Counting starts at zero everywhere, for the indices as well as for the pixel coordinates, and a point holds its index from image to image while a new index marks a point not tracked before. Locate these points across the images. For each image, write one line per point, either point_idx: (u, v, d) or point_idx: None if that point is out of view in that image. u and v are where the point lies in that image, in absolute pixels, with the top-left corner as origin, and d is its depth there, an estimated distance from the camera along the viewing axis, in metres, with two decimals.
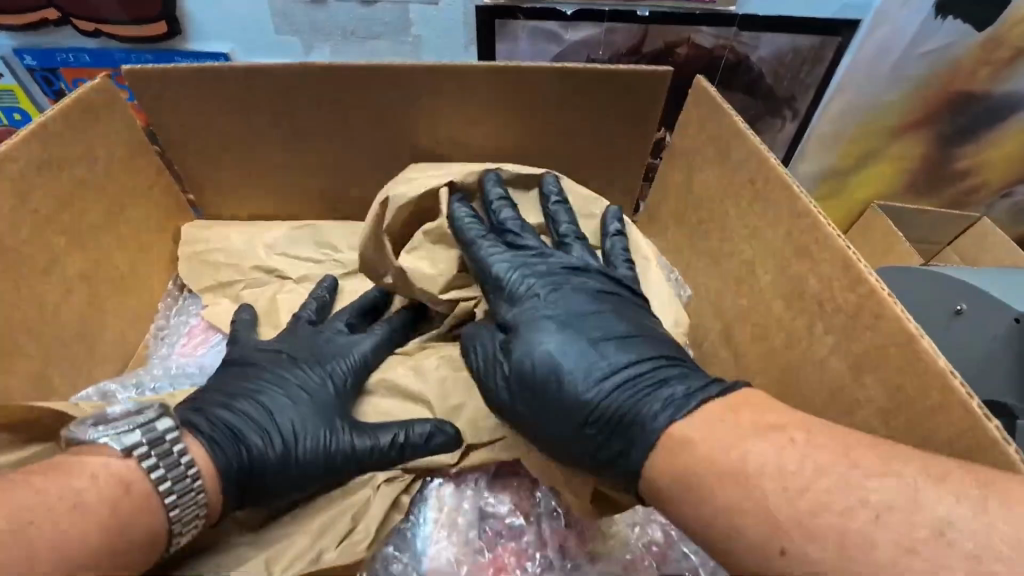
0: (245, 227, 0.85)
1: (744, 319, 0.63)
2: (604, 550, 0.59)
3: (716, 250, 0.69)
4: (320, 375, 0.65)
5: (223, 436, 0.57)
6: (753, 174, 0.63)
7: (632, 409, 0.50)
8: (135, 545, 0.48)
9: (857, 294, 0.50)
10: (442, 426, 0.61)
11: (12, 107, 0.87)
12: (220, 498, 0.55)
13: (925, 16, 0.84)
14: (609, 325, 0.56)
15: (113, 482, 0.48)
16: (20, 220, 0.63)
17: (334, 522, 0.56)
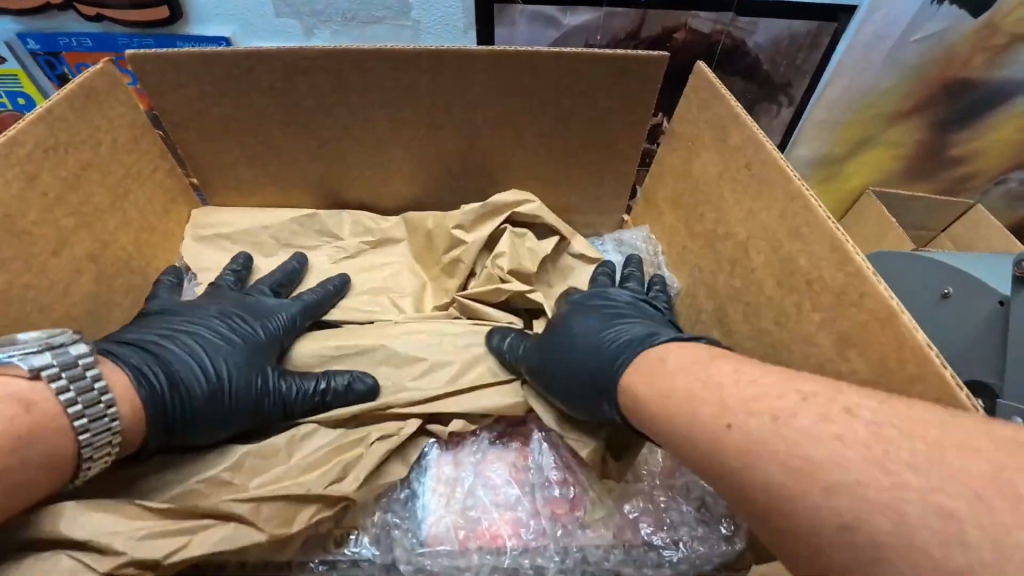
0: (251, 212, 0.88)
1: (738, 299, 0.64)
2: (596, 519, 0.61)
3: (713, 231, 0.70)
4: (247, 326, 0.67)
5: (151, 368, 0.57)
6: (751, 158, 0.64)
7: (617, 354, 0.58)
8: (33, 466, 0.45)
9: (845, 273, 0.51)
10: (366, 381, 0.65)
11: (16, 92, 0.88)
12: (143, 427, 0.54)
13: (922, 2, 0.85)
14: (623, 309, 0.65)
15: (12, 402, 0.45)
16: (30, 202, 0.64)
17: (325, 467, 0.58)
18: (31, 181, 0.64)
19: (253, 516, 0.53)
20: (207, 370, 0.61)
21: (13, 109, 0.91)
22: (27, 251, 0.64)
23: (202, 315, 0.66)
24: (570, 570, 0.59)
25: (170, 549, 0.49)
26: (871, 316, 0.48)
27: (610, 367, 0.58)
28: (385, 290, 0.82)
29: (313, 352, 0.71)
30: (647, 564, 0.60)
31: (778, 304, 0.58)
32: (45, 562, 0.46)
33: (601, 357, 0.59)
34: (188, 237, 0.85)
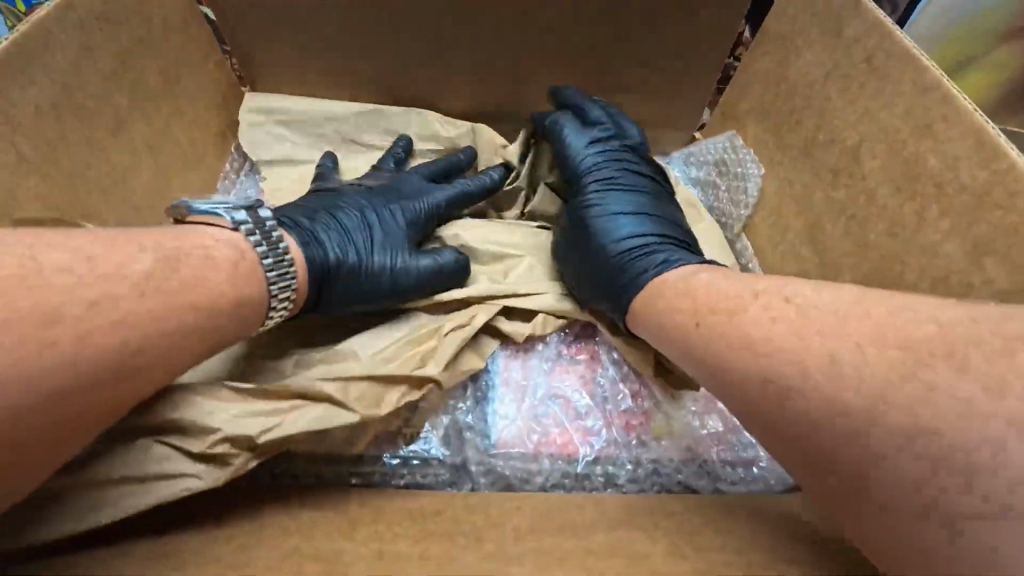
0: (307, 99, 0.82)
1: (839, 213, 0.59)
2: (668, 431, 0.60)
3: (812, 137, 0.63)
4: (394, 207, 0.65)
5: (312, 237, 0.58)
6: (873, 50, 0.57)
7: (632, 265, 0.59)
8: (243, 304, 0.50)
9: (991, 171, 0.45)
10: (462, 257, 0.63)
11: None
12: (303, 298, 0.56)
13: None
14: (647, 209, 0.64)
15: (229, 250, 0.50)
16: (89, 77, 0.60)
17: (402, 355, 0.57)
18: (85, 53, 0.59)
19: (343, 397, 0.52)
20: (355, 246, 0.60)
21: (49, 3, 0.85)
22: (89, 132, 0.61)
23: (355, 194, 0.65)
24: (641, 480, 0.58)
25: (265, 427, 0.49)
26: (1021, 217, 0.43)
27: (611, 260, 0.60)
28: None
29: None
30: (717, 479, 0.59)
31: (895, 213, 0.52)
32: (138, 448, 0.46)
33: (614, 262, 0.60)
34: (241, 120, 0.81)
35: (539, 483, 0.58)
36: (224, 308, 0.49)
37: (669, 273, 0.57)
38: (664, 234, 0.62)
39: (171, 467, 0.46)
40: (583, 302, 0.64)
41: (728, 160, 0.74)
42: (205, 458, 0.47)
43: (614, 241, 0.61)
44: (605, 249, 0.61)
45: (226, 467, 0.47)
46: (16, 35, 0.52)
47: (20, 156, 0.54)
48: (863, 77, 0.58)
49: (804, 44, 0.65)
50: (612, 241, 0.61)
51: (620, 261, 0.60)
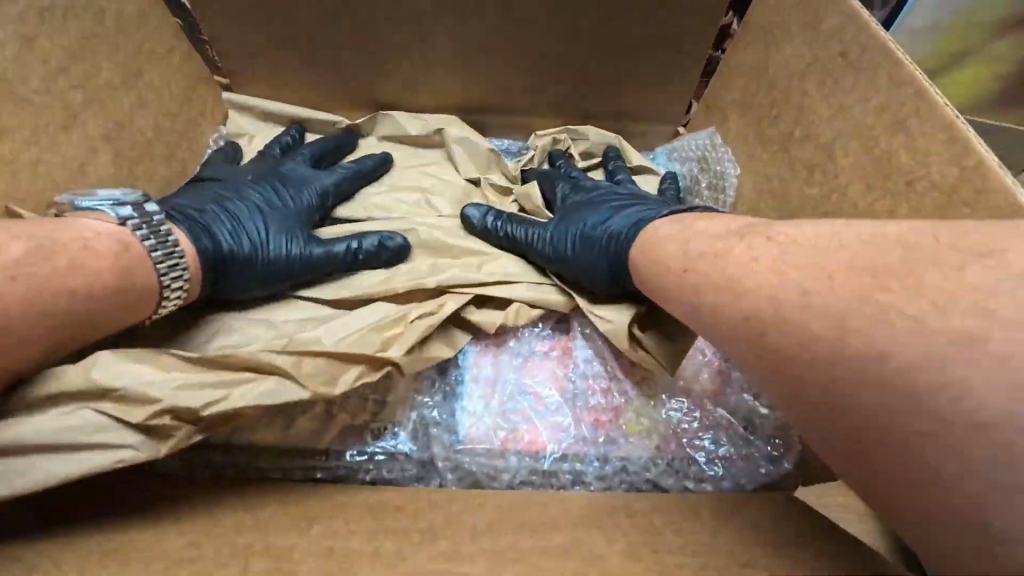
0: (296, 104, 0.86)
1: (815, 209, 0.58)
2: (638, 429, 0.60)
3: (790, 132, 0.62)
4: (283, 195, 0.67)
5: (204, 229, 0.58)
6: (849, 44, 0.55)
7: (621, 236, 0.59)
8: (133, 295, 0.50)
9: (961, 169, 0.44)
10: (371, 238, 0.65)
11: None
12: (198, 287, 0.57)
13: None
14: (616, 199, 0.66)
15: (113, 241, 0.49)
16: (32, 69, 0.59)
17: (362, 337, 0.56)
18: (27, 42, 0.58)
19: (293, 369, 0.51)
20: (245, 233, 0.61)
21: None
22: (47, 124, 0.60)
23: (238, 184, 0.66)
24: (608, 477, 0.58)
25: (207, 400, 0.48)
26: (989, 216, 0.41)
27: (603, 242, 0.60)
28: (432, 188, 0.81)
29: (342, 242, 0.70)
30: (685, 477, 0.59)
31: (869, 211, 0.51)
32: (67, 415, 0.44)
33: (607, 242, 0.60)
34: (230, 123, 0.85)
35: (506, 480, 0.58)
36: (122, 294, 0.49)
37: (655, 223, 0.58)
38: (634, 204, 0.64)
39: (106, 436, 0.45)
40: (600, 300, 0.62)
41: (709, 156, 0.75)
42: (144, 431, 0.45)
43: (598, 228, 0.62)
44: (594, 237, 0.61)
45: (164, 441, 0.46)
46: None
47: None
48: (840, 70, 0.56)
49: (786, 36, 0.64)
50: (595, 231, 0.62)
51: (611, 240, 0.60)
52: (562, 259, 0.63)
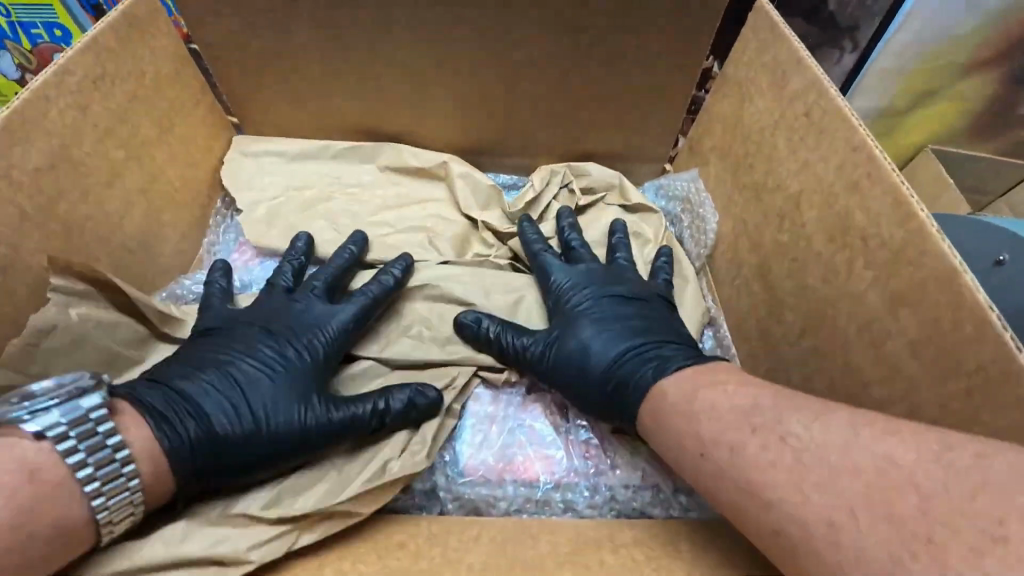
0: (303, 142, 0.91)
1: (784, 255, 0.63)
2: (625, 459, 0.64)
3: (763, 181, 0.68)
4: (297, 347, 0.64)
5: (183, 412, 0.57)
6: (812, 105, 0.61)
7: (631, 376, 0.61)
8: (45, 537, 0.45)
9: (905, 231, 0.49)
10: (406, 399, 0.62)
11: (51, 22, 0.91)
12: (168, 479, 0.53)
13: None
14: (633, 323, 0.66)
15: (35, 477, 0.46)
16: (85, 133, 0.64)
17: (393, 437, 0.62)
18: (78, 112, 0.63)
19: (354, 504, 0.55)
20: (242, 408, 0.59)
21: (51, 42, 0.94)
22: (86, 185, 0.65)
23: (248, 344, 0.64)
24: (597, 505, 0.63)
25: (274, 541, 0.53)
26: (928, 274, 0.46)
27: (612, 373, 0.62)
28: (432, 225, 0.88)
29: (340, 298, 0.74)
30: (669, 505, 0.63)
31: (829, 260, 0.57)
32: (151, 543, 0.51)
33: (614, 377, 0.62)
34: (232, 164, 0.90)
35: (502, 508, 0.62)
36: (31, 535, 0.44)
37: (665, 379, 0.59)
38: (648, 333, 0.65)
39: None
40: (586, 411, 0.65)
41: (694, 199, 0.82)
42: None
43: (611, 357, 0.63)
44: (604, 363, 0.63)
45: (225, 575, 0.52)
46: (18, 102, 0.58)
47: (20, 211, 0.58)
48: (804, 129, 0.61)
49: (755, 92, 0.70)
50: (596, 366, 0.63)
51: (611, 380, 0.62)
52: (566, 378, 0.65)
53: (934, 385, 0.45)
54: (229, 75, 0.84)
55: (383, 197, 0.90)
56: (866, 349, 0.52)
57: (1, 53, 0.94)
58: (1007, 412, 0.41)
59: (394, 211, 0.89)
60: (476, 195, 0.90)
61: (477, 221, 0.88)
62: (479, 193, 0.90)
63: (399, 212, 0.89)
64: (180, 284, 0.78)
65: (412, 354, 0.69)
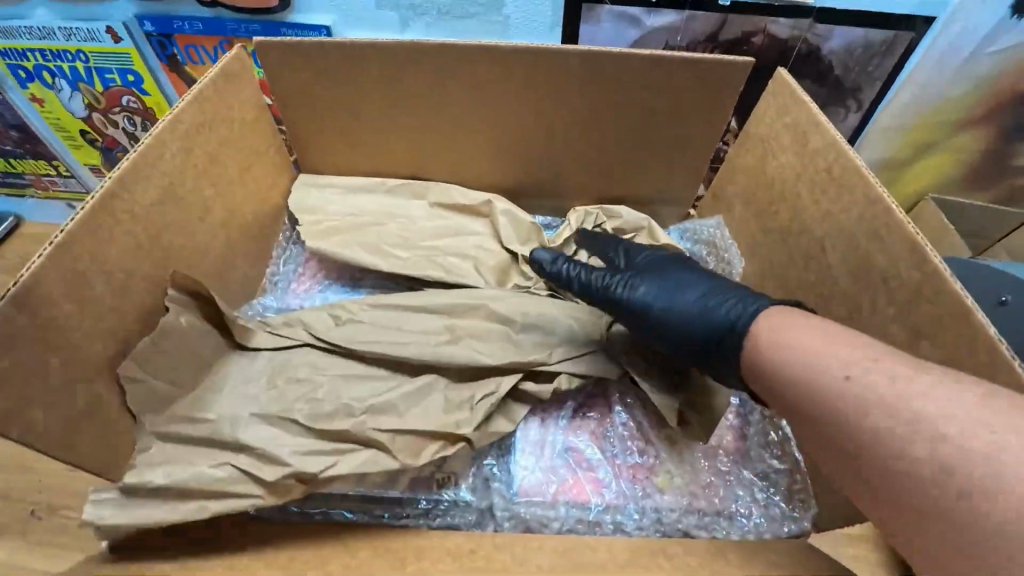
0: (361, 184, 1.01)
1: (810, 291, 0.71)
2: (670, 484, 0.69)
3: (788, 227, 0.76)
4: None
5: None
6: (832, 162, 0.69)
7: (725, 318, 0.63)
8: None
9: (922, 274, 0.55)
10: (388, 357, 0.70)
11: (127, 70, 1.06)
12: None
13: (1001, 16, 0.88)
14: (687, 280, 0.70)
15: None
16: (187, 171, 0.72)
17: (443, 423, 0.67)
18: (185, 154, 0.71)
19: (388, 446, 0.65)
20: None
21: (122, 85, 1.10)
22: (186, 218, 0.72)
23: None
24: (646, 526, 0.66)
25: (323, 465, 0.62)
26: (945, 310, 0.53)
27: (705, 320, 0.65)
28: (477, 256, 0.95)
29: (383, 315, 0.79)
30: (713, 527, 0.67)
31: (855, 297, 0.64)
32: (214, 470, 0.60)
33: (706, 322, 0.64)
34: (293, 200, 0.99)
35: (556, 527, 0.66)
36: None
37: (762, 313, 0.61)
38: (714, 282, 0.68)
39: (238, 489, 0.59)
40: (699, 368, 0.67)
41: (719, 242, 0.92)
42: (268, 487, 0.60)
43: (696, 307, 0.66)
44: (693, 315, 0.66)
45: (280, 498, 0.60)
46: (142, 146, 0.65)
47: (138, 238, 0.65)
48: (825, 182, 0.70)
49: (778, 148, 0.79)
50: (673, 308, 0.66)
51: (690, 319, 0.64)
52: (665, 337, 0.68)
53: None
54: (301, 122, 0.94)
55: (432, 231, 0.98)
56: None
57: (73, 94, 1.12)
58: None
59: (442, 244, 0.97)
60: (516, 233, 0.98)
61: (517, 255, 0.96)
62: (519, 230, 0.98)
63: (446, 244, 0.97)
64: (251, 312, 0.87)
65: (466, 359, 0.72)
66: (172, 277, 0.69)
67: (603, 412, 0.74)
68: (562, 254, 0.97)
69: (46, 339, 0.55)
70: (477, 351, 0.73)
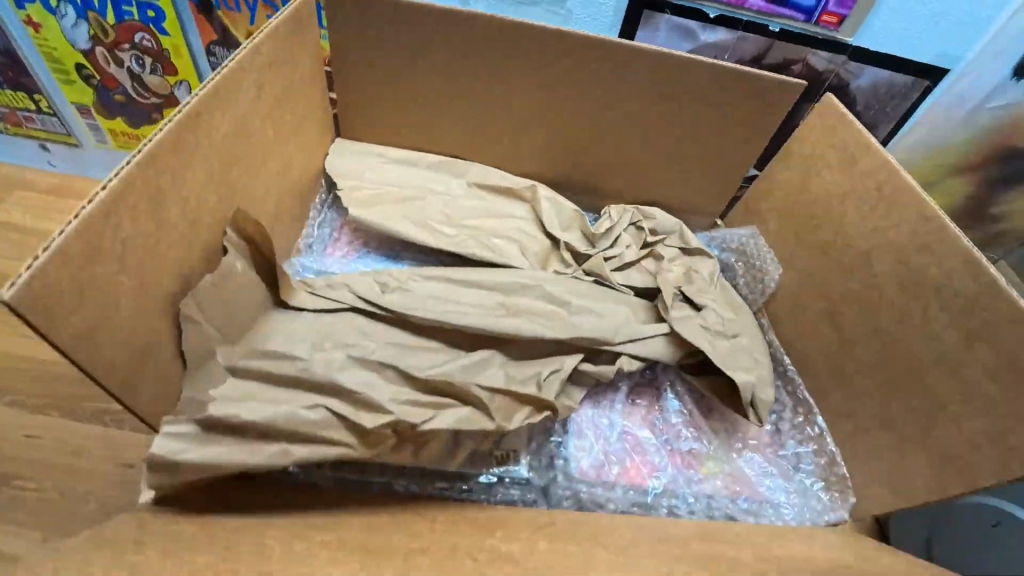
0: (405, 156, 0.99)
1: (854, 300, 0.75)
2: (712, 470, 0.72)
3: (832, 240, 0.81)
4: None
5: None
6: (884, 181, 0.75)
7: None
8: None
9: (978, 284, 0.61)
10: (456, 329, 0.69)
11: (149, 4, 0.94)
12: None
13: (999, 77, 0.98)
14: None
15: None
16: (255, 110, 0.67)
17: (524, 389, 0.66)
18: (257, 90, 0.67)
19: (486, 405, 0.63)
20: None
21: (138, 19, 0.97)
22: (249, 160, 0.68)
23: None
24: (696, 510, 0.69)
25: (424, 417, 0.60)
26: (1004, 317, 0.58)
27: None
28: (518, 240, 0.94)
29: (434, 287, 0.76)
30: (759, 513, 0.70)
31: (903, 305, 0.69)
32: (308, 411, 0.55)
33: None
34: (334, 162, 0.95)
35: (612, 509, 0.67)
36: None
37: None
38: None
39: (331, 435, 0.55)
40: None
41: (751, 252, 0.95)
42: (362, 439, 0.56)
43: None
44: None
45: (373, 446, 0.57)
46: (225, 73, 0.60)
47: (206, 172, 0.60)
48: (876, 199, 0.75)
49: (823, 167, 0.85)
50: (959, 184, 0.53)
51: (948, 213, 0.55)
52: None
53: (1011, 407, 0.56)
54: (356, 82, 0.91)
55: (474, 209, 0.97)
56: (943, 374, 0.62)
57: (78, 22, 0.99)
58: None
59: (484, 223, 0.95)
60: (557, 219, 0.98)
61: (559, 241, 0.95)
62: (560, 217, 0.98)
63: (488, 224, 0.96)
64: (293, 268, 0.84)
65: (531, 333, 0.71)
66: (236, 217, 0.64)
67: (652, 401, 0.76)
68: (601, 241, 0.96)
69: (123, 260, 0.50)
70: (540, 326, 0.72)
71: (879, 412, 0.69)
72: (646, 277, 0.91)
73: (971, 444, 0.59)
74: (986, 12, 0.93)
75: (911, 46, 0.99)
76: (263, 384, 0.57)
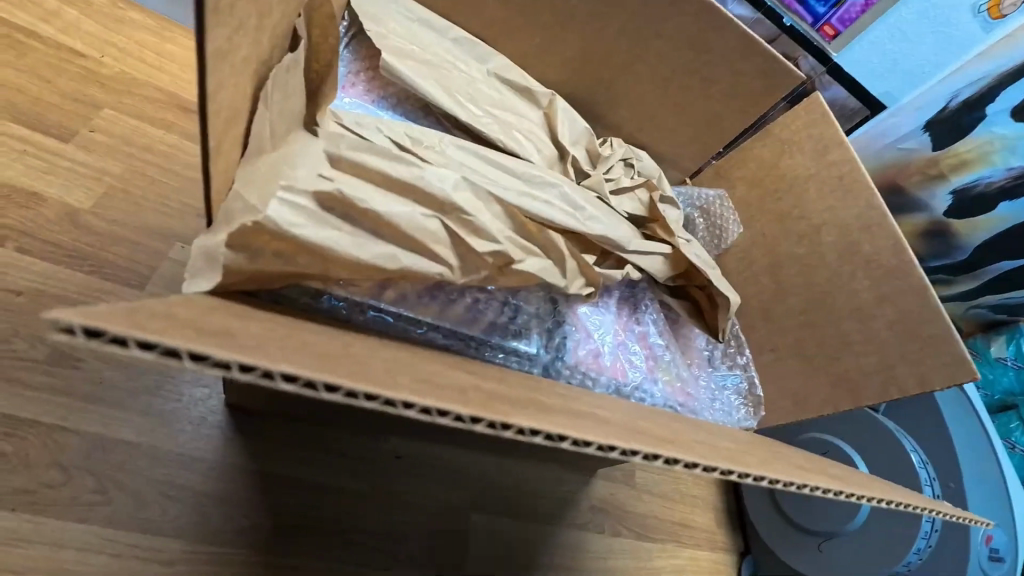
0: (429, 17, 0.91)
1: (798, 261, 0.96)
2: (671, 374, 0.85)
3: (789, 212, 0.99)
4: None
5: None
6: (846, 172, 0.93)
7: None
8: None
9: (897, 260, 0.86)
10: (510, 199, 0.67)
11: None
12: None
13: (915, 126, 1.16)
14: None
15: None
16: None
17: (580, 263, 0.69)
18: None
19: (562, 264, 0.66)
20: None
21: None
22: None
23: None
24: (657, 400, 0.82)
25: (519, 259, 0.61)
26: (910, 286, 0.84)
27: None
28: (531, 140, 0.93)
29: (466, 157, 0.74)
30: (697, 411, 0.87)
31: (837, 270, 0.92)
32: (427, 220, 0.54)
33: None
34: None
35: (597, 391, 0.76)
36: None
37: None
38: None
39: (439, 251, 0.55)
40: None
41: (716, 210, 1.06)
42: (457, 268, 0.56)
43: None
44: None
45: (467, 273, 0.57)
46: None
47: None
48: (834, 186, 0.94)
49: (797, 151, 0.99)
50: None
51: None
52: None
53: (901, 343, 0.84)
54: None
55: (495, 96, 0.93)
56: (852, 323, 0.89)
57: None
58: (938, 360, 0.80)
59: (504, 113, 0.92)
60: (570, 131, 0.98)
61: (567, 154, 0.96)
62: (575, 129, 0.99)
63: (504, 115, 0.92)
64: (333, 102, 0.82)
65: (562, 220, 0.73)
66: (310, 4, 0.60)
67: (632, 311, 0.86)
68: (601, 165, 0.99)
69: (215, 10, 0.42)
70: (568, 218, 0.74)
71: (798, 348, 0.94)
72: (638, 206, 0.97)
73: (867, 371, 0.87)
74: (928, 69, 1.16)
75: (872, 78, 1.19)
76: (370, 183, 0.53)
